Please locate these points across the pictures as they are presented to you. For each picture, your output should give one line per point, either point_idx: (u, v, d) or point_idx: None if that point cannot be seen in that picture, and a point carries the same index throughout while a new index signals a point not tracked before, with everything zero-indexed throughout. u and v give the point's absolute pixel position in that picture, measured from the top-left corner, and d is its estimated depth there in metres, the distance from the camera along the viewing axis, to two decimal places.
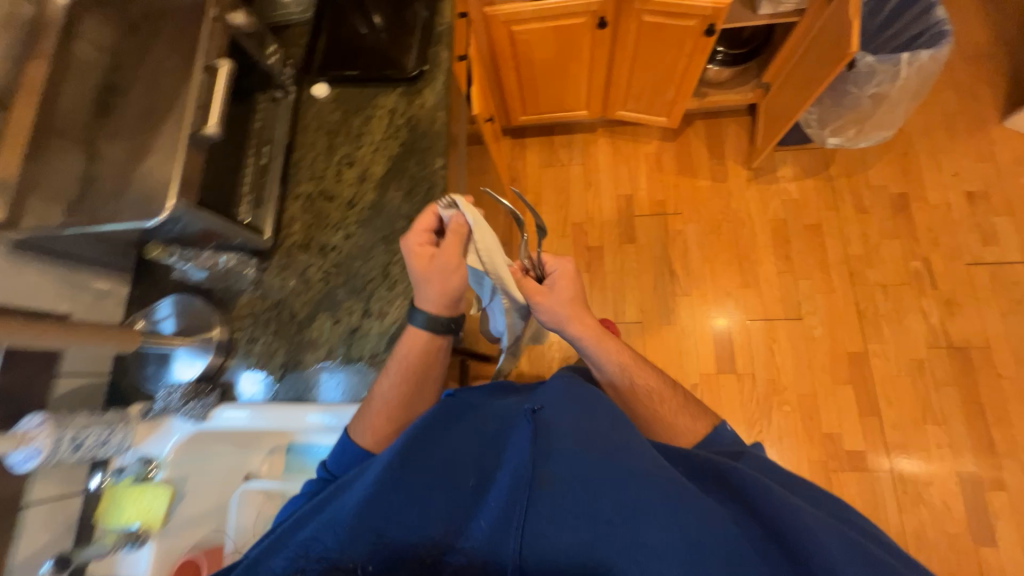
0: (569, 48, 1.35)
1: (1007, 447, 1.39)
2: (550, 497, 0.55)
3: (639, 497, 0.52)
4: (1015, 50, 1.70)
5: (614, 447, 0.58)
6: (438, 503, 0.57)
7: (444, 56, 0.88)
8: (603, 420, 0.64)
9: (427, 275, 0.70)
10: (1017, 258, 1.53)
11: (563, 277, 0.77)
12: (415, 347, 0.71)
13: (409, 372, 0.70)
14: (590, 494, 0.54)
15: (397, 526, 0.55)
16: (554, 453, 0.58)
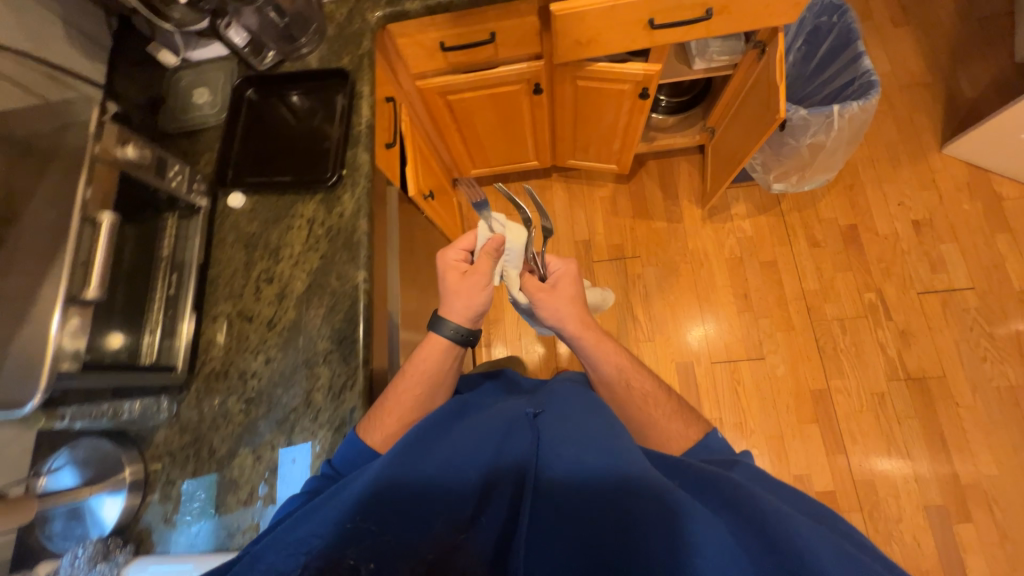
0: (508, 111, 1.33)
1: (969, 476, 1.41)
2: (555, 493, 0.58)
3: (639, 490, 0.55)
4: (948, 78, 1.75)
5: (615, 445, 0.61)
6: (448, 500, 0.59)
7: (364, 157, 0.86)
8: (603, 422, 0.66)
9: (459, 291, 0.78)
10: (965, 285, 1.56)
11: (565, 277, 0.86)
12: (436, 349, 0.76)
13: (429, 379, 0.75)
14: (592, 487, 0.57)
15: (405, 525, 0.57)
16: (559, 454, 0.60)
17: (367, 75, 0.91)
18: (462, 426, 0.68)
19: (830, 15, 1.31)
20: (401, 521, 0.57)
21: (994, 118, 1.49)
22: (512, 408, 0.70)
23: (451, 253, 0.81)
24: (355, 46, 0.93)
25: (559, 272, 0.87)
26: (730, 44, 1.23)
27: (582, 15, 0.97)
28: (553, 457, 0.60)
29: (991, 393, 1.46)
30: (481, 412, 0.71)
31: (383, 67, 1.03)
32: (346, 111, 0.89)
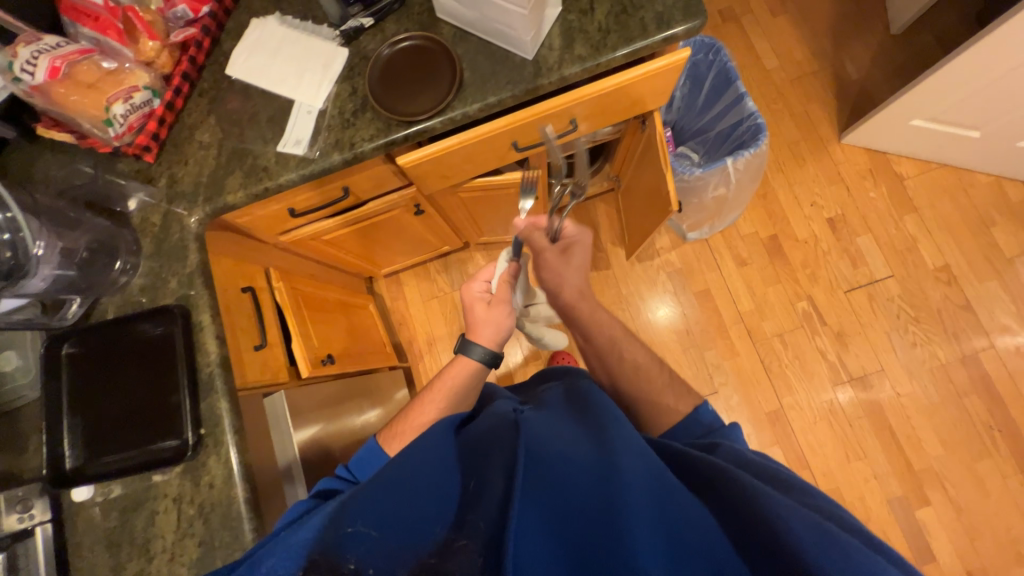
0: (396, 228, 1.21)
1: (919, 460, 1.48)
2: (546, 469, 0.51)
3: (624, 462, 0.52)
4: (835, 61, 1.73)
5: (603, 423, 0.60)
6: (438, 495, 0.52)
7: (223, 408, 0.74)
8: (600, 415, 0.62)
9: (487, 318, 0.85)
10: (885, 274, 1.59)
11: (580, 244, 0.86)
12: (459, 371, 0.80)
13: (449, 396, 0.78)
14: (581, 460, 0.53)
15: (394, 528, 0.48)
16: (547, 438, 0.57)
17: (204, 298, 0.78)
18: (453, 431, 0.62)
19: (705, 53, 1.24)
20: (391, 518, 0.49)
21: (881, 111, 1.48)
22: (499, 410, 0.66)
23: (475, 285, 0.88)
24: (179, 263, 0.80)
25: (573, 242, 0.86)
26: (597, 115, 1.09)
27: (436, 160, 0.85)
28: (543, 439, 0.56)
29: (925, 375, 1.53)
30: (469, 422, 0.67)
31: (229, 256, 0.90)
32: (188, 354, 0.76)
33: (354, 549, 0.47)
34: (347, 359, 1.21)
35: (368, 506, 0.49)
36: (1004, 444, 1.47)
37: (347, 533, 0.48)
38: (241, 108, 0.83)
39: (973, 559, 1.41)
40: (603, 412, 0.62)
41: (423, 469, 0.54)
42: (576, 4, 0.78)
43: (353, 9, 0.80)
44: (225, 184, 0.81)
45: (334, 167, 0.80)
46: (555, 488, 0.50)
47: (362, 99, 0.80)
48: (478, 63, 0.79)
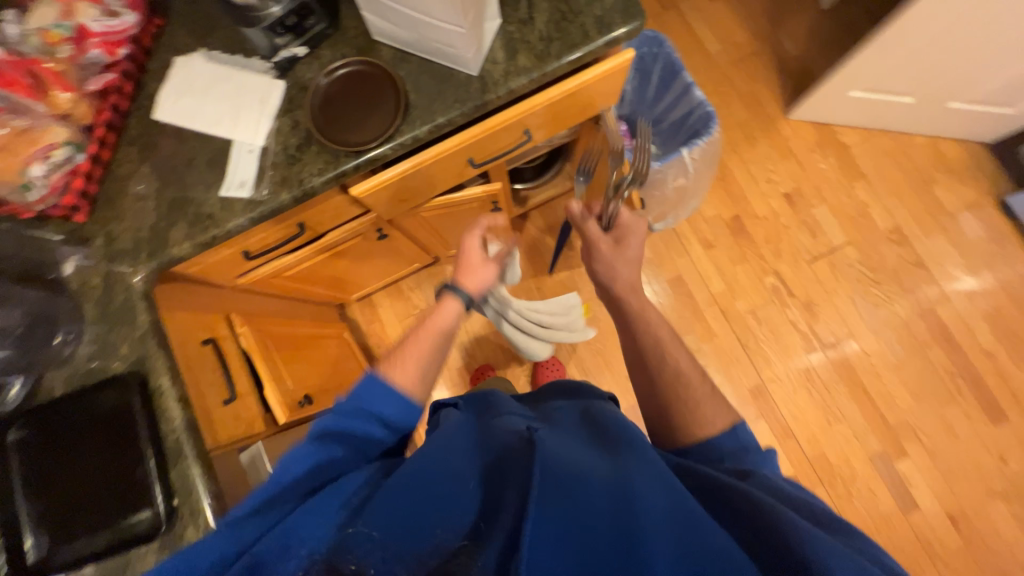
0: (361, 254, 1.17)
1: (893, 415, 1.55)
2: (562, 485, 0.49)
3: (643, 483, 0.50)
4: (773, 40, 1.78)
5: (621, 445, 0.58)
6: (450, 500, 0.50)
7: (197, 475, 0.70)
8: (619, 436, 0.59)
9: (483, 270, 0.82)
10: (842, 241, 1.66)
11: (633, 234, 0.88)
12: (454, 315, 0.75)
13: (445, 335, 0.72)
14: (596, 478, 0.50)
15: (396, 532, 0.47)
16: (563, 452, 0.54)
17: (161, 362, 0.74)
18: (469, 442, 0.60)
19: (650, 46, 1.25)
20: (400, 523, 0.47)
21: (822, 86, 1.53)
22: (516, 421, 0.64)
23: (475, 235, 0.84)
24: (128, 326, 0.75)
25: (626, 229, 0.88)
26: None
27: (392, 186, 0.83)
28: (558, 454, 0.53)
29: (890, 333, 1.60)
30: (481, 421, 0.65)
31: (184, 309, 0.85)
32: (150, 423, 0.71)
33: (356, 550, 0.45)
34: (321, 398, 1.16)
35: (375, 508, 0.48)
36: (967, 388, 1.55)
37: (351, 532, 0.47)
38: (176, 153, 0.78)
39: (951, 501, 1.49)
40: (623, 432, 0.60)
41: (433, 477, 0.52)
42: (515, 15, 0.77)
43: (282, 40, 0.75)
44: (169, 237, 0.76)
45: (284, 206, 0.76)
46: (572, 505, 0.47)
47: (306, 132, 0.77)
48: (422, 83, 0.77)
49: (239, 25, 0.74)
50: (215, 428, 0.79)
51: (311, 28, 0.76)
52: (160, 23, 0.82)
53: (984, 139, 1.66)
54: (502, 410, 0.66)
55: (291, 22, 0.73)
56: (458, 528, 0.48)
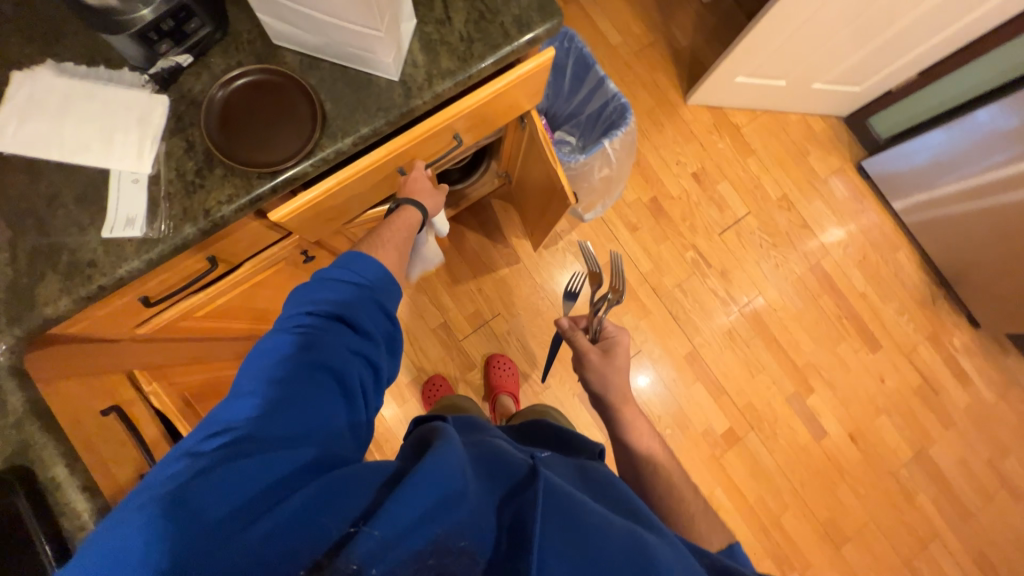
0: (285, 282, 1.06)
1: (801, 359, 1.78)
2: (581, 535, 0.48)
3: (658, 548, 0.50)
4: (666, 30, 1.91)
5: (628, 509, 0.58)
6: (470, 514, 0.47)
7: None
8: (625, 503, 0.59)
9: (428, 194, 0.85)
10: (744, 212, 1.85)
11: (619, 345, 0.94)
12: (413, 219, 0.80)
13: (405, 236, 0.78)
14: (615, 532, 0.49)
15: (405, 536, 0.42)
16: (578, 496, 0.53)
17: (51, 449, 0.60)
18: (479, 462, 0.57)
19: (561, 42, 1.28)
20: (412, 527, 0.43)
21: (713, 74, 1.68)
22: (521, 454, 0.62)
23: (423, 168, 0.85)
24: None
25: (612, 342, 0.94)
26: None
27: (311, 209, 0.75)
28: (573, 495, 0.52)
29: (790, 289, 1.83)
30: (481, 445, 0.61)
31: (72, 377, 0.70)
32: (46, 523, 0.58)
33: (359, 548, 0.41)
34: None
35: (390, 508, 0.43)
36: (851, 326, 1.83)
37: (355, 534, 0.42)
38: (32, 192, 0.64)
39: (851, 423, 1.76)
40: (627, 501, 0.60)
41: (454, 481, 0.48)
42: (430, 14, 0.73)
43: (159, 48, 0.64)
44: (37, 295, 0.62)
45: (190, 241, 0.65)
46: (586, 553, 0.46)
47: (205, 153, 0.67)
48: (338, 91, 0.70)
49: (98, 31, 0.61)
50: None
51: (195, 33, 0.65)
52: None
53: (840, 113, 1.93)
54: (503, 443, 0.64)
55: (169, 27, 0.62)
56: (466, 535, 0.45)
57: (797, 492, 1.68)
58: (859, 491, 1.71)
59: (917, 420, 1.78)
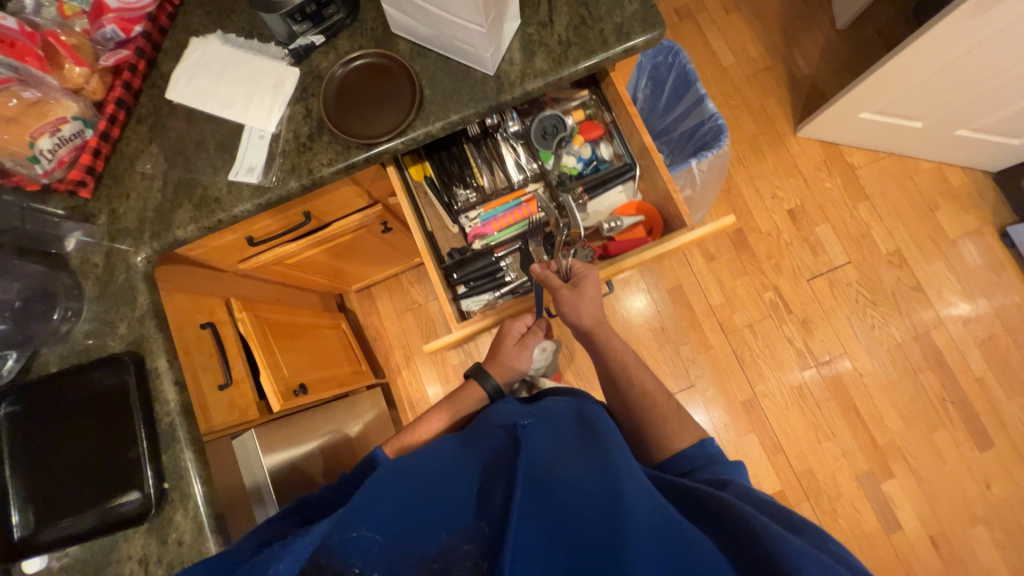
0: (365, 247, 1.16)
1: (883, 436, 1.56)
2: (548, 496, 0.51)
3: (630, 493, 0.52)
4: (787, 56, 1.78)
5: (613, 450, 0.59)
6: (443, 496, 0.55)
7: (188, 459, 0.70)
8: (603, 442, 0.61)
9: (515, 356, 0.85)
10: (843, 260, 1.67)
11: (590, 281, 0.80)
12: (479, 397, 0.83)
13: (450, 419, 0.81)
14: (584, 486, 0.53)
15: (394, 531, 0.52)
16: (545, 457, 0.57)
17: (159, 342, 0.73)
18: (461, 445, 0.64)
19: (665, 56, 1.26)
20: (400, 527, 0.52)
21: (832, 107, 1.54)
22: (501, 418, 0.67)
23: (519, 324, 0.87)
24: (128, 306, 0.74)
25: (582, 276, 0.80)
26: (610, 198, 0.94)
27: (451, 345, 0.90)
28: (538, 456, 0.57)
29: (884, 356, 1.61)
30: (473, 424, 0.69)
31: (183, 291, 0.84)
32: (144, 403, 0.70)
33: (358, 554, 0.51)
34: (314, 374, 1.14)
35: (368, 511, 0.53)
36: (956, 414, 1.56)
37: (352, 537, 0.52)
38: (186, 136, 0.78)
39: (934, 523, 1.50)
40: (606, 439, 0.62)
41: (425, 479, 0.57)
42: (534, 16, 0.77)
43: (300, 27, 0.75)
44: (174, 219, 0.76)
45: (292, 194, 0.76)
46: (552, 511, 0.50)
47: (318, 120, 0.77)
48: (437, 79, 0.76)
49: (258, 9, 0.73)
50: (210, 412, 0.79)
51: (330, 17, 0.76)
52: (177, 2, 0.82)
53: (988, 167, 1.67)
54: (494, 413, 0.70)
55: (310, 11, 0.73)
56: (471, 540, 0.50)
57: None
58: None
59: None
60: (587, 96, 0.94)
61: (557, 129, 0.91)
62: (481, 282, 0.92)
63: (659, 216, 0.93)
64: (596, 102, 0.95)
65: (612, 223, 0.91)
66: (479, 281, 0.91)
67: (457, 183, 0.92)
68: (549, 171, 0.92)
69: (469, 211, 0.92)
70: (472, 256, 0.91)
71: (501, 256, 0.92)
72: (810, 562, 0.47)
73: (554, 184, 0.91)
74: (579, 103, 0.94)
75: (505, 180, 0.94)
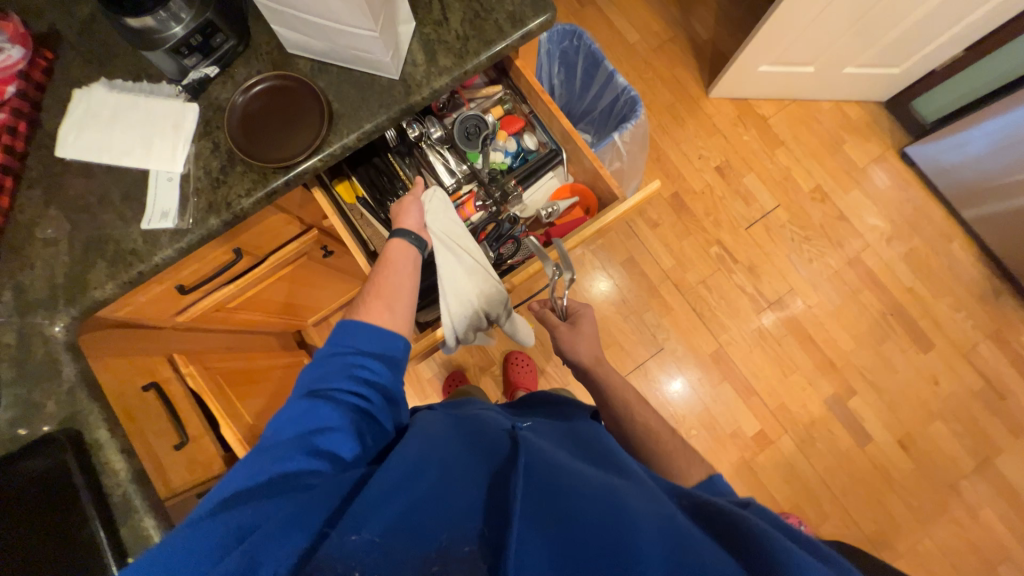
0: (309, 276, 1.14)
1: (841, 359, 1.67)
2: (555, 497, 0.49)
3: (638, 502, 0.51)
4: (686, 25, 1.89)
5: (614, 465, 0.60)
6: (449, 496, 0.51)
7: (152, 525, 0.66)
8: (606, 461, 0.61)
9: (409, 208, 0.83)
10: (773, 205, 1.78)
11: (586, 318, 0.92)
12: (406, 249, 0.79)
13: (400, 274, 0.75)
14: (589, 490, 0.51)
15: (397, 533, 0.46)
16: (554, 461, 0.55)
17: (96, 414, 0.68)
18: (460, 445, 0.59)
19: (570, 40, 1.31)
20: (403, 527, 0.47)
21: (734, 64, 1.64)
22: (499, 429, 0.64)
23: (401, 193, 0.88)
24: (54, 381, 0.69)
25: (579, 315, 0.92)
26: (544, 184, 0.97)
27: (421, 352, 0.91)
28: (545, 458, 0.55)
29: (826, 284, 1.72)
30: (470, 424, 0.65)
31: (119, 354, 0.79)
32: (91, 479, 0.66)
33: (354, 556, 0.43)
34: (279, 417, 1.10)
35: (369, 512, 0.47)
36: (898, 324, 1.69)
37: (352, 540, 0.45)
38: (87, 192, 0.74)
39: (899, 428, 1.62)
40: (609, 458, 0.62)
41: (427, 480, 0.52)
42: (428, 17, 0.78)
43: (189, 60, 0.72)
44: (89, 281, 0.71)
45: (214, 232, 0.73)
46: (567, 512, 0.48)
47: (228, 153, 0.74)
48: (344, 92, 0.76)
49: (139, 50, 0.70)
50: (170, 472, 0.76)
51: (220, 47, 0.74)
52: (51, 55, 0.77)
53: (879, 97, 1.82)
54: (491, 421, 0.67)
55: (196, 43, 0.71)
56: (470, 539, 0.47)
57: (839, 502, 1.57)
58: (912, 503, 1.56)
59: (979, 427, 1.61)
60: (502, 91, 0.95)
61: (479, 129, 0.91)
62: (432, 293, 0.95)
63: (593, 195, 0.96)
64: (512, 96, 0.96)
65: (550, 209, 0.94)
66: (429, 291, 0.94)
67: (390, 198, 0.90)
68: (480, 170, 0.93)
69: None
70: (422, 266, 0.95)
71: None
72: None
73: (487, 182, 0.92)
74: (496, 99, 0.95)
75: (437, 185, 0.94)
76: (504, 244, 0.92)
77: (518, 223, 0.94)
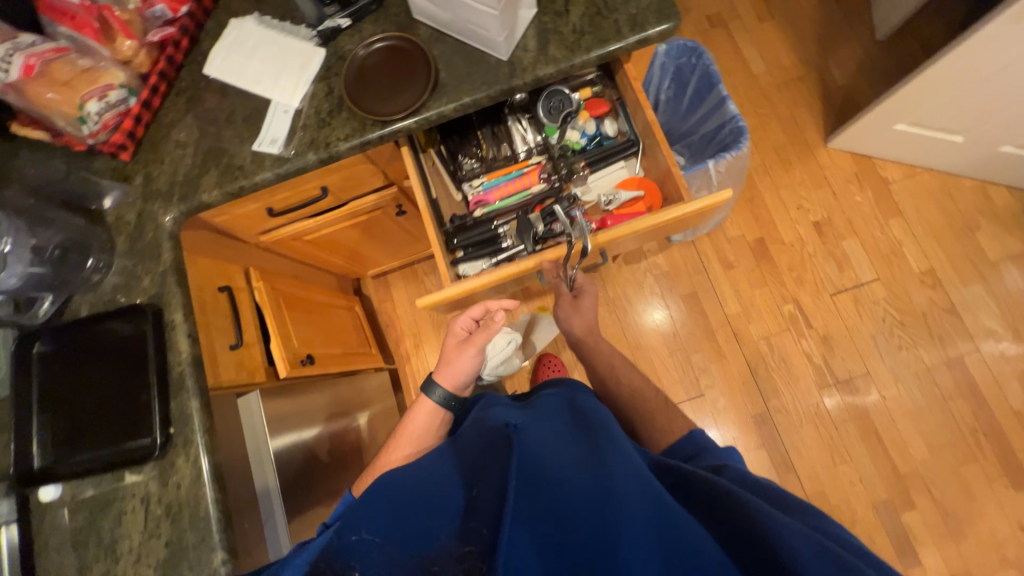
0: (379, 229, 1.21)
1: (907, 466, 1.47)
2: (541, 493, 0.49)
3: (624, 484, 0.51)
4: (821, 66, 1.74)
5: (601, 440, 0.60)
6: (439, 498, 0.54)
7: (194, 407, 0.74)
8: (593, 437, 0.60)
9: (459, 357, 0.84)
10: (870, 278, 1.60)
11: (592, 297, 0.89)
12: (433, 414, 0.83)
13: (418, 442, 0.80)
14: (578, 478, 0.51)
15: (393, 536, 0.52)
16: (541, 449, 0.55)
17: (177, 300, 0.78)
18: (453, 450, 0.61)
19: (688, 56, 1.26)
20: (399, 532, 0.52)
21: (865, 117, 1.49)
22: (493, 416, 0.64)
23: (463, 317, 0.88)
24: (153, 261, 0.80)
25: (584, 291, 0.89)
26: (612, 172, 0.95)
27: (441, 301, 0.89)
28: (534, 446, 0.55)
29: (911, 380, 1.53)
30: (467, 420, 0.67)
31: (206, 256, 0.89)
32: (159, 353, 0.75)
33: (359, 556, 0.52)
34: (322, 349, 1.17)
35: (369, 518, 0.54)
36: (990, 447, 1.46)
37: (352, 540, 0.53)
38: (218, 108, 0.84)
39: (959, 563, 1.40)
40: (596, 432, 0.61)
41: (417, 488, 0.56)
42: (550, 6, 0.79)
43: (329, 10, 0.81)
44: (201, 184, 0.81)
45: (310, 166, 0.80)
46: (552, 510, 0.49)
47: (338, 99, 0.81)
48: (453, 63, 0.79)
49: None
50: (221, 370, 0.84)
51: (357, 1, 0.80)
52: None
53: None
54: (488, 411, 0.68)
55: None
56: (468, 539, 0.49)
57: None
58: None
59: None
60: (594, 74, 0.96)
61: (563, 104, 0.92)
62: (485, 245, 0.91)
63: (660, 193, 0.92)
64: (603, 81, 0.96)
65: (610, 196, 0.91)
66: (477, 247, 0.91)
67: (462, 153, 0.94)
68: (553, 144, 0.93)
69: (473, 179, 0.93)
70: (461, 225, 0.92)
71: (501, 224, 0.91)
72: (815, 555, 0.46)
73: (556, 156, 0.93)
74: (587, 80, 0.96)
75: (509, 151, 0.95)
76: (557, 222, 0.88)
77: (576, 203, 0.90)
